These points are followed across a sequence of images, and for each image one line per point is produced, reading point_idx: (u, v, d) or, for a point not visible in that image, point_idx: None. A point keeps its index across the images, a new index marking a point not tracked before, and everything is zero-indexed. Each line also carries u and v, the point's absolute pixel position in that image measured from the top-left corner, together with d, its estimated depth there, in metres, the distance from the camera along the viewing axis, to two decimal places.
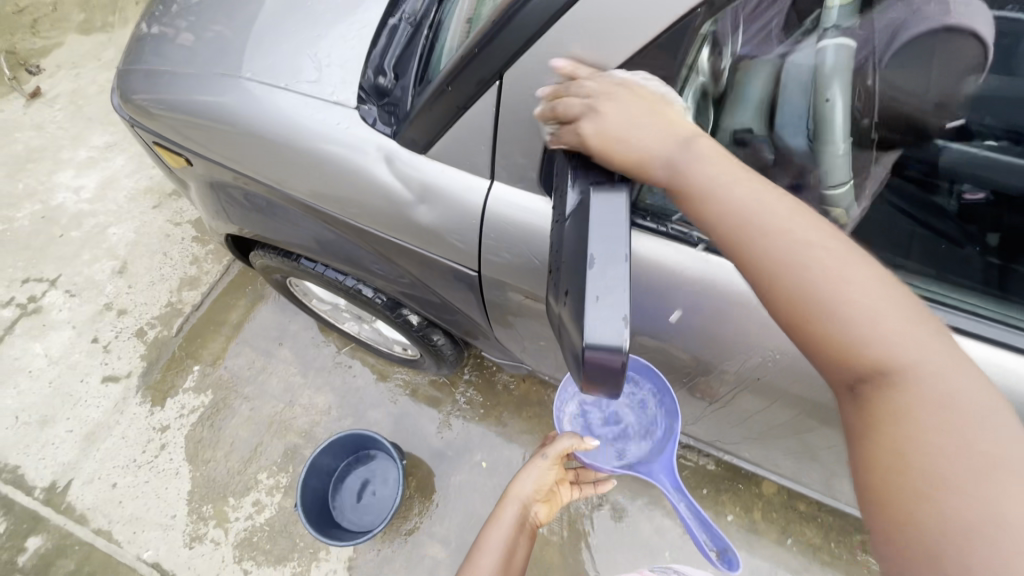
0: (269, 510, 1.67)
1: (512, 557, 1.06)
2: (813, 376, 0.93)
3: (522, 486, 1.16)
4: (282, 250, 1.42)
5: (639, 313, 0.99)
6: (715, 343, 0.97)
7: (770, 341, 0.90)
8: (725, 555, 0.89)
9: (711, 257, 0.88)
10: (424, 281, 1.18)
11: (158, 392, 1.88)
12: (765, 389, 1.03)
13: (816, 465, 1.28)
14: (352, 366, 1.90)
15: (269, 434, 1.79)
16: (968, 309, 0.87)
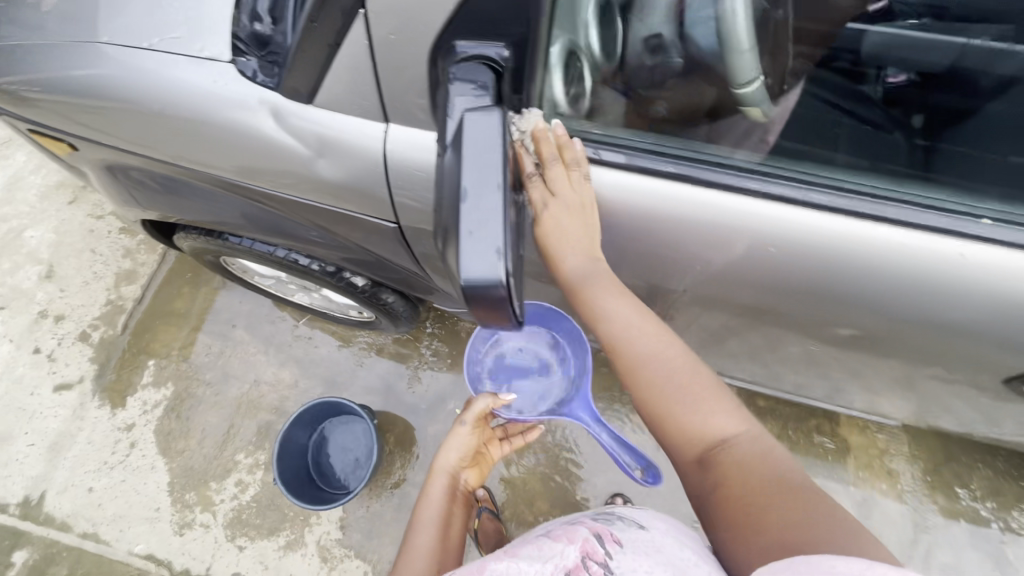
0: (253, 487, 1.69)
1: (449, 525, 1.12)
2: (745, 278, 0.98)
3: (448, 457, 1.19)
4: (204, 230, 1.34)
5: None
6: (651, 258, 0.99)
7: (702, 251, 0.94)
8: (649, 471, 1.02)
9: (620, 174, 0.87)
10: (353, 241, 1.14)
11: (116, 393, 1.83)
12: (704, 298, 1.09)
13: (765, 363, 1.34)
14: (313, 337, 1.87)
15: (239, 416, 1.78)
16: (896, 198, 0.85)
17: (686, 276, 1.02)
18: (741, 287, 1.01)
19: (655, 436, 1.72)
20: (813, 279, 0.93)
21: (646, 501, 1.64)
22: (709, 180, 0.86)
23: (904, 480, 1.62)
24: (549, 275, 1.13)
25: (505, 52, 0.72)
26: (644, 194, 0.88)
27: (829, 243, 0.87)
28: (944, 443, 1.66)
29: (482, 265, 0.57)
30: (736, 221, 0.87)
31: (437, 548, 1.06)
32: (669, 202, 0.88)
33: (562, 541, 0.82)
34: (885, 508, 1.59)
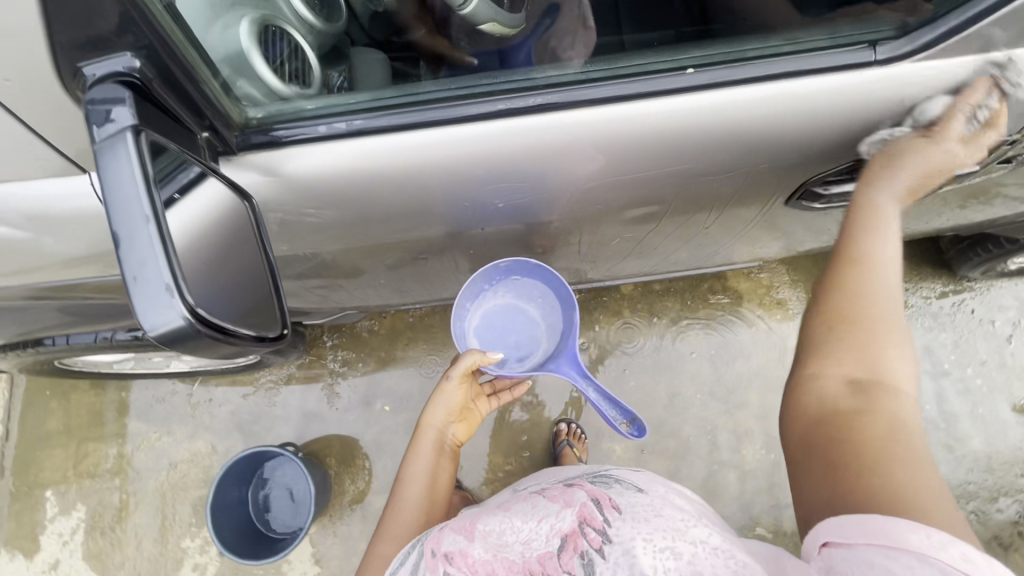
0: (213, 563, 1.62)
1: (436, 483, 1.10)
2: (601, 191, 0.97)
3: (436, 415, 1.16)
4: (14, 345, 1.17)
5: (429, 213, 0.94)
6: (458, 203, 0.93)
7: (550, 179, 0.91)
8: (633, 424, 1.07)
9: (392, 139, 0.80)
10: None
11: (24, 538, 1.66)
12: (570, 222, 1.08)
13: (636, 255, 1.38)
14: (213, 397, 1.75)
15: (169, 504, 1.67)
16: (655, 70, 0.81)
17: (505, 204, 0.97)
18: (556, 197, 0.97)
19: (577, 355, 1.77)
20: (613, 169, 0.90)
21: (588, 415, 1.72)
22: (466, 114, 0.80)
23: (793, 304, 1.78)
24: (397, 255, 1.09)
25: (139, 62, 0.61)
26: (407, 152, 0.81)
27: (606, 135, 0.84)
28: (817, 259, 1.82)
29: (163, 311, 0.54)
30: (509, 144, 0.83)
31: (423, 504, 1.06)
32: (437, 150, 0.82)
33: (560, 501, 0.77)
34: (783, 335, 1.76)
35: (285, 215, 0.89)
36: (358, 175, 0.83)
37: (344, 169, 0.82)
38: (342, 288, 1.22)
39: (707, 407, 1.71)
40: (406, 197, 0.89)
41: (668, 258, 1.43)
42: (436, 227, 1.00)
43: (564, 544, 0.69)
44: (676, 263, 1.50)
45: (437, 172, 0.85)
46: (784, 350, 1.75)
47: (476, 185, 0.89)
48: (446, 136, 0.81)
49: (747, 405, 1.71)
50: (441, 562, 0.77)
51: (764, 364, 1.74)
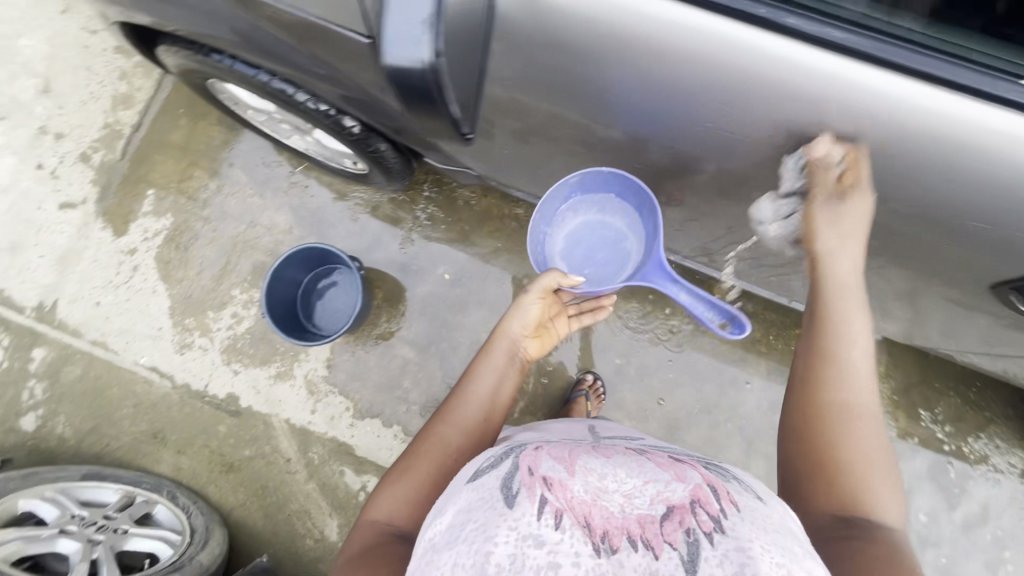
0: (248, 320, 1.77)
1: (500, 386, 1.13)
2: (790, 161, 0.91)
3: (513, 326, 1.19)
4: (189, 43, 1.20)
5: (620, 100, 0.89)
6: (666, 106, 0.88)
7: (762, 122, 0.86)
8: (735, 322, 1.00)
9: (660, 2, 0.74)
10: (354, 81, 1.03)
11: (118, 217, 1.86)
12: (726, 177, 1.03)
13: (754, 257, 1.30)
14: (309, 187, 1.84)
15: (236, 253, 1.81)
16: (942, 47, 0.75)
17: (703, 132, 0.92)
18: (754, 146, 0.92)
19: (636, 327, 1.73)
20: (835, 139, 0.85)
21: (615, 381, 1.71)
22: (750, 14, 0.74)
23: None
24: (538, 129, 1.06)
25: None
26: (669, 28, 0.76)
27: (861, 98, 0.78)
28: (923, 367, 1.65)
29: (411, 49, 0.78)
30: (768, 66, 0.77)
31: (485, 401, 1.10)
32: (699, 38, 0.76)
33: (670, 473, 0.81)
34: None
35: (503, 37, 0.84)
36: (602, 31, 0.78)
37: (597, 12, 0.76)
38: (480, 145, 1.20)
39: (727, 437, 1.66)
40: (611, 75, 0.84)
41: (786, 278, 1.33)
42: (620, 128, 0.98)
43: (671, 514, 0.72)
44: (791, 290, 1.39)
45: (686, 63, 0.79)
46: None
47: (699, 95, 0.84)
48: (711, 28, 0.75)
49: (767, 457, 1.65)
50: (539, 483, 0.76)
51: None
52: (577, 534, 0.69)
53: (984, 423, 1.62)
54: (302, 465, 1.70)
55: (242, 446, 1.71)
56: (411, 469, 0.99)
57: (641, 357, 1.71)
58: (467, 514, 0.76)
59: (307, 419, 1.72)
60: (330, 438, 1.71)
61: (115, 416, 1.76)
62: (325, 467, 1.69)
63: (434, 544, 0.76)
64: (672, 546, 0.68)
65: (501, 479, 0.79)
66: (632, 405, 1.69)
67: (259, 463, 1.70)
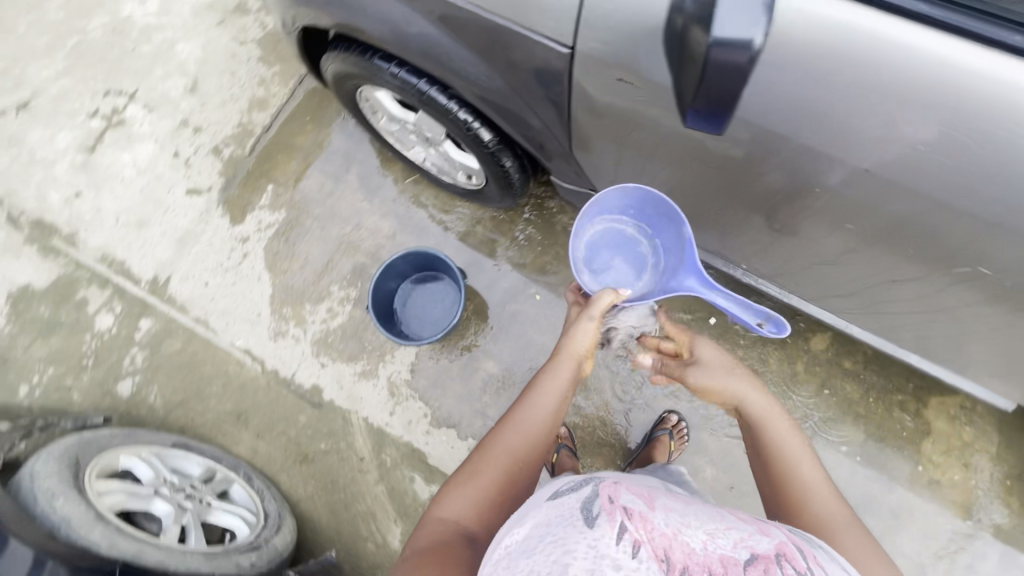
0: (341, 316, 1.83)
1: (564, 404, 1.08)
2: (958, 210, 0.86)
3: (576, 344, 1.15)
4: (358, 48, 1.31)
5: (784, 125, 0.86)
6: (851, 137, 0.84)
7: (941, 163, 0.81)
8: (771, 321, 1.13)
9: (883, 19, 0.76)
10: (520, 93, 1.13)
11: (237, 207, 1.99)
12: (863, 220, 0.98)
13: (863, 301, 1.26)
14: (416, 197, 1.93)
15: (339, 252, 1.90)
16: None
17: (896, 173, 0.86)
18: (926, 183, 0.85)
19: None
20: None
21: (699, 424, 1.65)
22: (977, 36, 0.74)
23: (981, 479, 1.53)
24: (667, 150, 1.07)
25: None
26: (892, 46, 0.76)
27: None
28: None
29: (750, 27, 0.70)
30: (995, 94, 0.75)
31: (551, 416, 1.04)
32: (925, 56, 0.75)
33: (753, 525, 0.76)
34: (949, 500, 1.52)
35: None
36: (808, 43, 0.78)
37: (820, 24, 0.77)
38: (614, 164, 1.24)
39: None
40: (794, 93, 0.82)
41: (909, 329, 1.29)
42: (757, 156, 0.95)
43: (755, 561, 0.67)
44: (910, 341, 1.34)
45: (901, 88, 0.78)
46: (939, 513, 1.52)
47: (897, 119, 0.80)
48: (931, 46, 0.75)
49: None
50: (620, 511, 0.67)
51: (907, 509, 1.53)
52: (656, 569, 0.62)
53: None
54: (374, 465, 1.70)
55: (318, 438, 1.74)
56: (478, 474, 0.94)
57: None
58: (546, 527, 0.68)
59: (385, 421, 1.73)
60: (405, 443, 1.71)
61: (204, 392, 1.82)
62: (396, 471, 1.69)
63: (508, 553, 0.69)
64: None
65: (580, 496, 0.71)
66: (715, 452, 1.62)
67: (332, 457, 1.72)
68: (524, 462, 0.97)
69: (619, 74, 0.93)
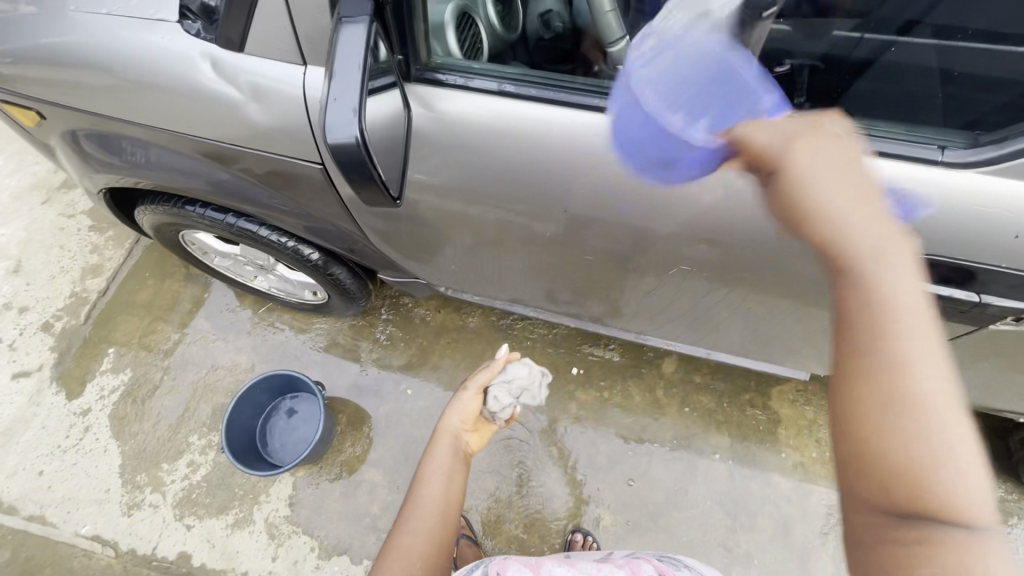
0: (205, 467, 1.71)
1: (454, 483, 1.04)
2: (732, 243, 0.97)
3: (451, 418, 1.17)
4: (165, 198, 1.38)
5: (561, 198, 1.00)
6: (607, 199, 0.97)
7: (678, 203, 0.94)
8: None
9: (562, 112, 0.90)
10: (318, 211, 1.24)
11: (74, 380, 1.85)
12: (667, 262, 1.09)
13: (694, 328, 1.37)
14: (272, 323, 1.93)
15: (195, 399, 1.81)
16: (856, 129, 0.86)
17: (644, 218, 0.98)
18: (693, 225, 0.96)
19: (600, 415, 1.77)
20: (768, 211, 0.90)
21: (587, 472, 1.69)
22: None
23: None
24: (472, 235, 1.21)
25: None
26: (590, 129, 0.90)
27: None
28: None
29: (346, 125, 0.65)
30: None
31: (440, 501, 1.00)
32: (609, 131, 0.89)
33: (627, 567, 0.90)
34: (815, 477, 1.66)
35: (444, 151, 0.98)
36: (513, 135, 0.93)
37: (506, 122, 0.92)
38: (427, 251, 1.35)
39: (709, 515, 1.62)
40: (538, 176, 0.97)
41: (741, 344, 1.40)
42: (556, 223, 1.07)
43: None
44: (739, 350, 1.43)
45: (610, 158, 0.91)
46: (811, 493, 1.64)
47: (636, 178, 0.92)
48: (605, 122, 0.89)
49: (751, 529, 1.61)
50: None
51: (785, 497, 1.64)
52: None
53: None
54: None
55: None
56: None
57: (609, 445, 1.73)
58: None
59: (268, 569, 1.58)
60: None
61: None
62: None
63: None
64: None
65: None
66: (608, 495, 1.65)
67: None
68: (420, 557, 0.91)
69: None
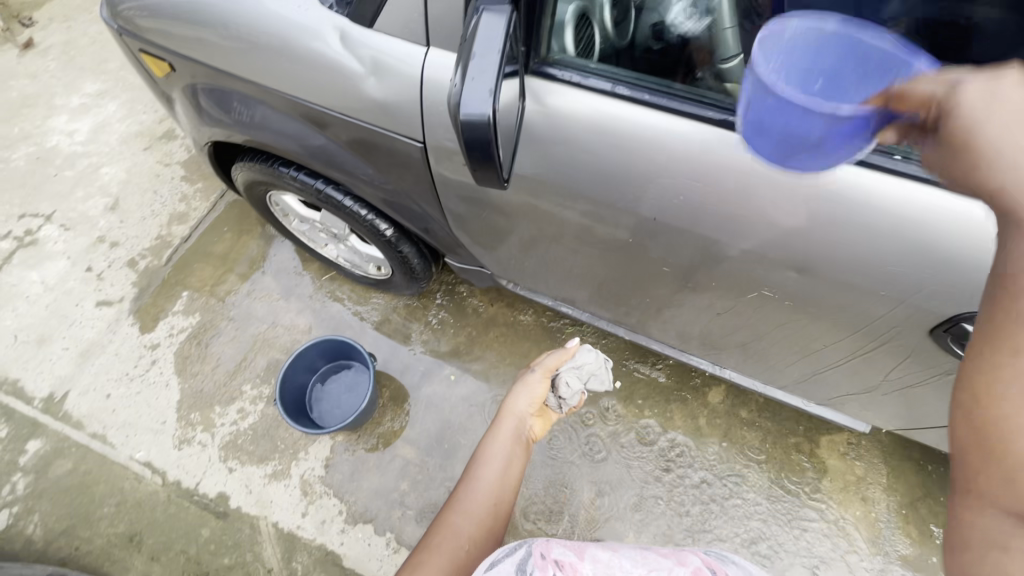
0: (252, 416, 1.79)
1: (511, 468, 1.07)
2: (816, 274, 0.95)
3: (518, 403, 1.20)
4: (264, 157, 1.47)
5: (645, 205, 1.00)
6: (694, 211, 0.97)
7: (768, 225, 0.92)
8: None
9: (666, 119, 0.91)
10: (405, 188, 1.29)
11: (149, 315, 1.99)
12: (741, 285, 1.08)
13: (750, 357, 1.34)
14: (333, 291, 2.01)
15: (253, 350, 1.91)
16: None
17: (727, 236, 0.97)
18: (777, 249, 0.95)
19: (637, 432, 1.75)
20: (862, 249, 0.87)
21: (617, 487, 1.68)
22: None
23: (879, 511, 1.61)
24: (544, 231, 1.23)
25: None
26: (692, 140, 0.90)
27: (883, 205, 0.83)
28: (925, 480, 1.63)
29: (482, 103, 0.69)
30: (786, 175, 0.86)
31: (496, 485, 1.03)
32: (710, 143, 0.89)
33: (673, 559, 0.85)
34: (856, 535, 1.58)
35: (540, 144, 1.00)
36: (611, 135, 0.94)
37: (607, 122, 0.94)
38: (496, 240, 1.37)
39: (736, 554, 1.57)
40: (627, 179, 0.97)
41: (798, 382, 1.35)
42: (635, 231, 1.07)
43: None
44: (797, 389, 1.38)
45: (707, 171, 0.91)
46: (849, 551, 1.56)
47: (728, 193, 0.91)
48: (707, 134, 0.89)
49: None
50: (553, 564, 0.77)
51: (821, 551, 1.57)
52: None
53: None
54: None
55: (222, 553, 1.60)
56: (428, 555, 0.90)
57: (642, 464, 1.70)
58: None
59: (296, 524, 1.64)
60: (318, 545, 1.61)
61: (94, 515, 1.67)
62: None
63: None
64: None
65: (514, 564, 0.77)
66: (634, 514, 1.63)
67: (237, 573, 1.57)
68: (470, 537, 0.94)
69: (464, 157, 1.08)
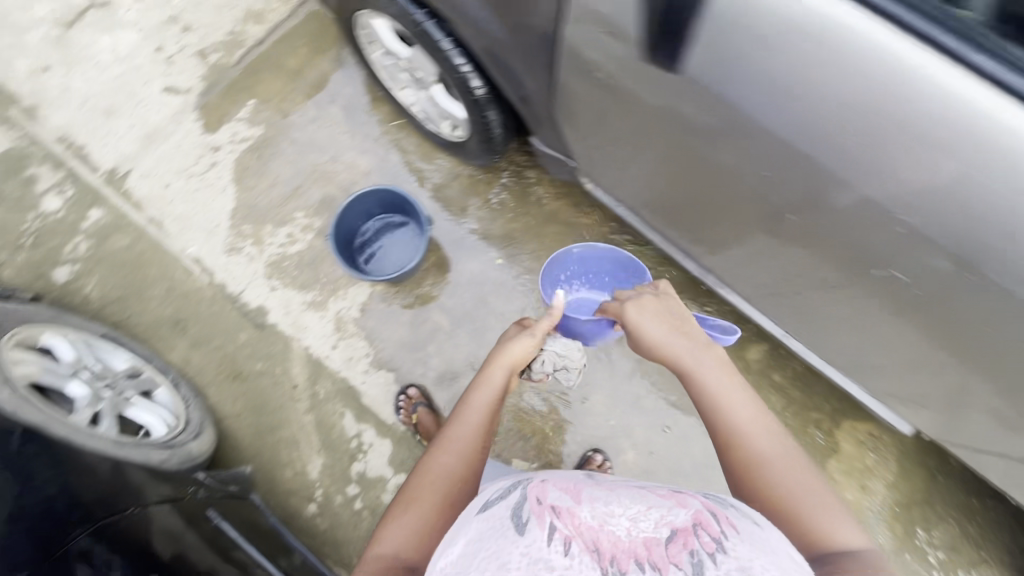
0: (301, 244, 1.81)
1: (490, 417, 1.07)
2: (973, 259, 0.84)
3: (513, 355, 1.15)
4: None
5: (810, 140, 0.84)
6: (862, 159, 0.82)
7: (951, 193, 0.78)
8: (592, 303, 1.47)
9: (886, 30, 0.71)
10: (513, 41, 1.14)
11: (214, 116, 1.93)
12: (867, 251, 0.96)
13: (825, 322, 1.26)
14: (399, 140, 1.91)
15: (310, 180, 1.87)
16: None
17: (861, 191, 0.85)
18: (942, 224, 0.82)
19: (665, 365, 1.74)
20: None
21: (631, 409, 1.70)
22: (987, 71, 0.70)
23: (873, 501, 1.63)
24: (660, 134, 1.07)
25: None
26: (904, 65, 0.72)
27: None
28: (928, 488, 1.64)
29: None
30: (999, 128, 0.71)
31: (478, 430, 1.02)
32: (925, 76, 0.72)
33: (672, 499, 0.79)
34: None
35: (704, 30, 0.82)
36: (804, 39, 0.76)
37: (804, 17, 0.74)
38: (595, 133, 1.25)
39: None
40: (801, 101, 0.81)
41: (862, 359, 1.29)
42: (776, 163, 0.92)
43: (674, 536, 0.71)
44: (857, 364, 1.33)
45: (871, 114, 0.77)
46: None
47: (917, 146, 0.76)
48: (928, 64, 0.71)
49: None
50: (548, 511, 0.73)
51: None
52: (588, 561, 0.67)
53: (978, 560, 1.59)
54: (306, 395, 1.69)
55: (255, 360, 1.71)
56: (415, 500, 0.94)
57: (661, 395, 1.71)
58: (477, 544, 0.72)
59: (325, 353, 1.72)
60: (342, 378, 1.71)
61: (145, 293, 1.76)
62: (327, 403, 1.69)
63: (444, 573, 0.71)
64: (677, 567, 0.67)
65: (508, 509, 0.75)
66: (640, 436, 1.68)
67: (265, 381, 1.70)
68: (456, 477, 0.97)
69: (604, 29, 0.94)
